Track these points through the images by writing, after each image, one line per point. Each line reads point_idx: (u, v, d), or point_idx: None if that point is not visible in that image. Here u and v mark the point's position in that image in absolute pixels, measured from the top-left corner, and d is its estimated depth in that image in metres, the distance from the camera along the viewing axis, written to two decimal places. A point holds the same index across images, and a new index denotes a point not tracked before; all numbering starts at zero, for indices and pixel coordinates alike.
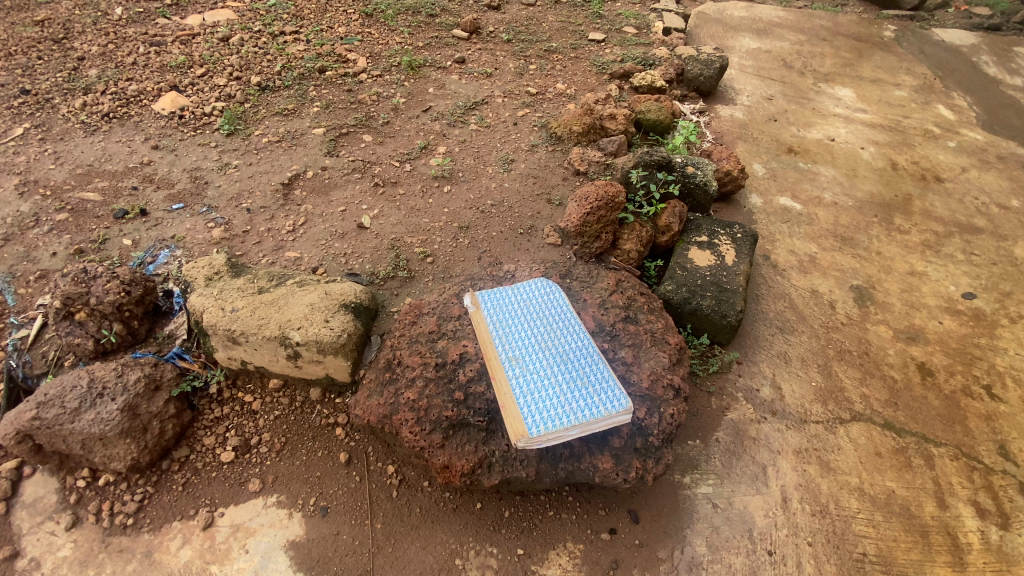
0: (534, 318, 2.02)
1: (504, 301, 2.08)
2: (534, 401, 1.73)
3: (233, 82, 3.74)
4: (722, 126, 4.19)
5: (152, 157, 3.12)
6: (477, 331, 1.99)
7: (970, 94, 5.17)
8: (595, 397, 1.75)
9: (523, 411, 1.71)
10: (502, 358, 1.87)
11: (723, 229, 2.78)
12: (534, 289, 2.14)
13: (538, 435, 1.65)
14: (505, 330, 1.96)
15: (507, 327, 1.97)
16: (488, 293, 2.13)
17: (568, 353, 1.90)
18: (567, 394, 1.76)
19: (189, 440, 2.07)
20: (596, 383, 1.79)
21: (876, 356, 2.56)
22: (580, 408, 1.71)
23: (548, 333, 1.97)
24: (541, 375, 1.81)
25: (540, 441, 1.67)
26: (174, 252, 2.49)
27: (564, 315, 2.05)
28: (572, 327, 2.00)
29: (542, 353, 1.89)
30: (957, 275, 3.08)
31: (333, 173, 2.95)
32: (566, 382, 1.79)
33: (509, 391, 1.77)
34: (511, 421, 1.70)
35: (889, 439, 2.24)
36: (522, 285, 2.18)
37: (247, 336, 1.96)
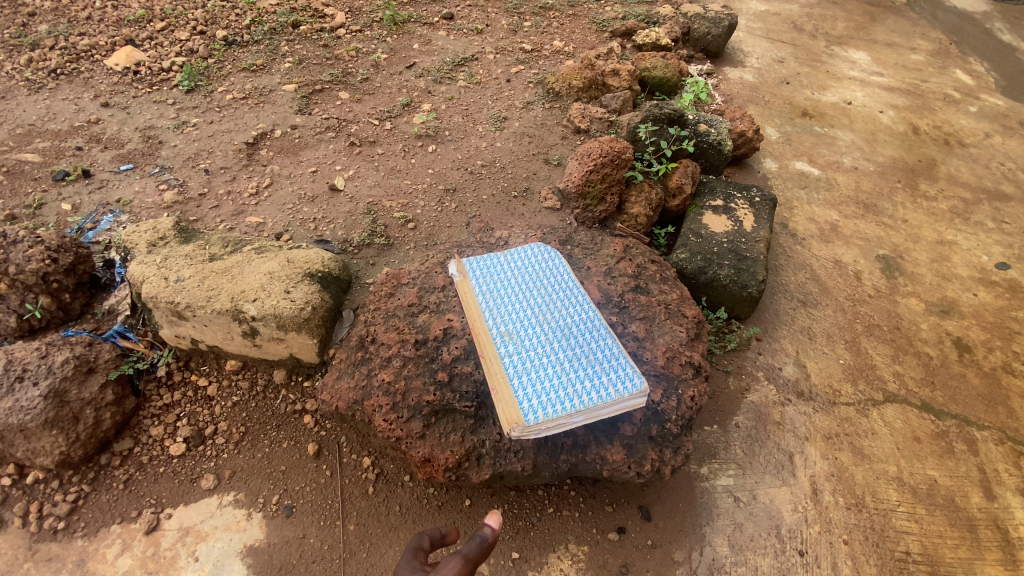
0: (529, 285, 1.75)
1: (493, 267, 1.80)
2: (531, 382, 1.47)
3: (197, 37, 3.38)
4: (731, 89, 3.89)
5: (101, 115, 2.78)
6: (462, 300, 1.72)
7: (987, 60, 4.90)
8: (603, 375, 1.49)
9: (517, 394, 1.45)
10: (492, 331, 1.60)
11: (740, 192, 2.51)
12: (530, 253, 1.87)
13: (536, 422, 1.39)
14: (495, 299, 1.69)
15: (497, 295, 1.70)
16: (474, 257, 1.86)
17: (570, 327, 1.63)
18: (572, 373, 1.49)
19: (133, 430, 1.80)
20: (604, 361, 1.53)
21: (908, 331, 2.32)
22: (585, 391, 1.45)
23: (546, 305, 1.69)
24: (538, 351, 1.55)
25: (538, 431, 1.40)
26: (118, 217, 2.17)
27: (566, 282, 1.78)
28: (574, 297, 1.73)
29: (540, 328, 1.61)
30: (989, 244, 2.83)
31: (303, 132, 2.64)
32: (568, 361, 1.53)
33: (502, 369, 1.51)
34: (503, 405, 1.44)
35: (928, 422, 2.00)
36: (514, 249, 1.92)
37: (194, 310, 1.67)
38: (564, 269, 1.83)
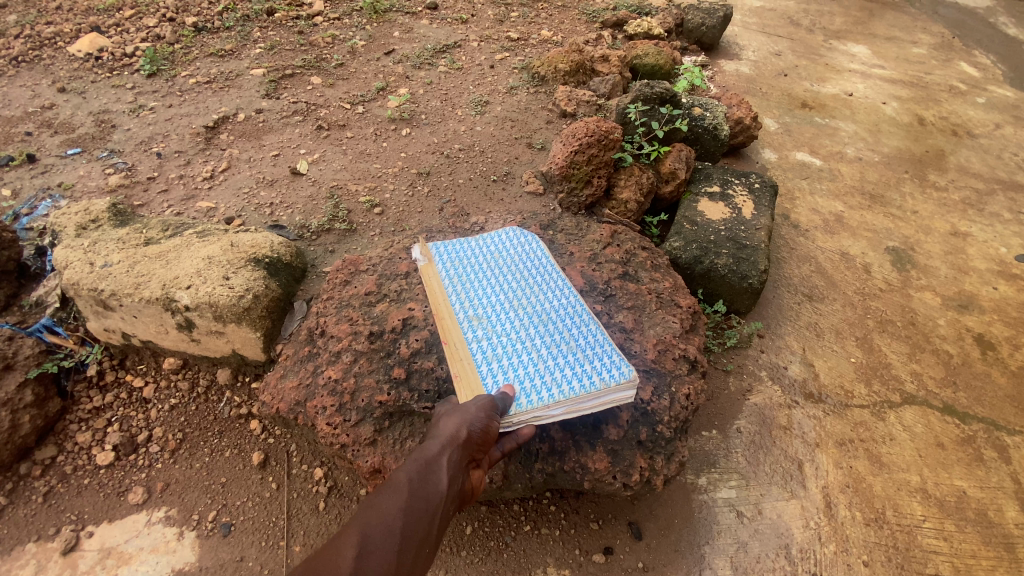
0: (503, 268, 1.56)
1: (464, 251, 1.61)
2: (503, 370, 1.26)
3: (165, 23, 3.21)
4: (726, 80, 3.74)
5: (55, 101, 2.60)
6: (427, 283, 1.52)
7: (992, 54, 4.74)
8: (587, 364, 1.28)
9: (486, 383, 1.23)
10: (460, 316, 1.41)
11: (737, 178, 2.33)
12: (506, 235, 1.69)
13: (508, 415, 1.16)
14: (464, 283, 1.50)
15: (467, 279, 1.51)
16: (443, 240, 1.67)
17: (548, 313, 1.43)
18: (550, 362, 1.29)
19: (58, 437, 1.58)
20: (586, 349, 1.33)
21: (924, 327, 2.12)
22: (565, 380, 1.24)
23: (522, 290, 1.50)
24: (511, 338, 1.35)
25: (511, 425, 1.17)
26: (57, 202, 1.97)
27: (545, 265, 1.59)
28: (553, 281, 1.53)
29: (515, 314, 1.42)
30: (1006, 235, 2.63)
31: (268, 116, 2.45)
32: (546, 349, 1.33)
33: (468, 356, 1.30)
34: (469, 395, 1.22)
35: (952, 426, 1.79)
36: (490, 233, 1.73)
37: (120, 299, 1.47)
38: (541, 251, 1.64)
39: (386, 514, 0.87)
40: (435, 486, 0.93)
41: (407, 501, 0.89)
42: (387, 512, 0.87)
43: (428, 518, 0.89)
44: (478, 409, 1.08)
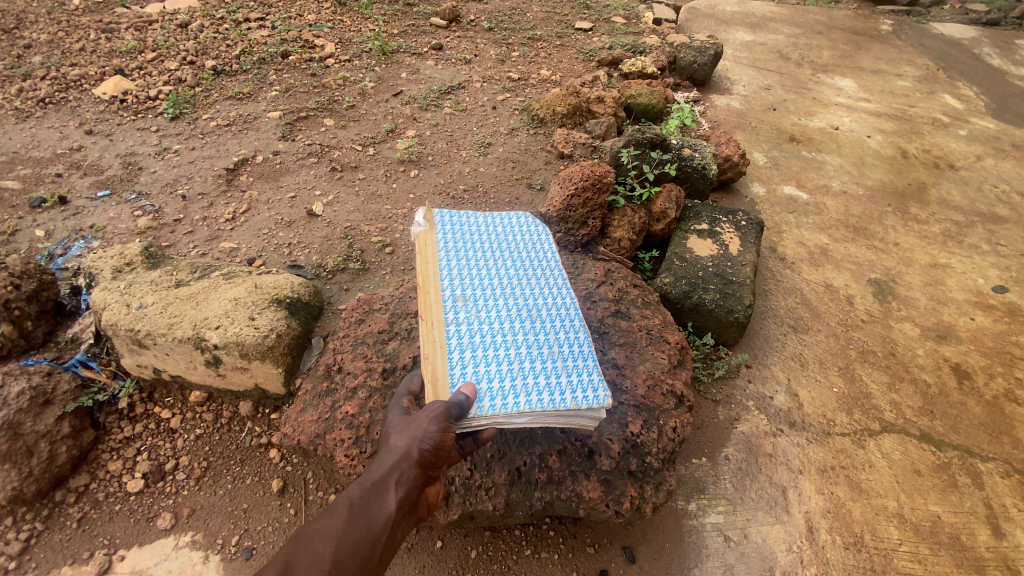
0: (499, 258, 1.67)
1: (463, 233, 1.71)
2: (474, 361, 1.35)
3: (186, 66, 3.41)
4: (718, 115, 3.92)
5: (83, 143, 2.76)
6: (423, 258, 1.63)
7: (975, 85, 4.92)
8: (565, 376, 1.36)
9: (453, 372, 1.33)
10: (447, 298, 1.51)
11: (725, 216, 2.47)
12: (512, 228, 1.80)
13: (469, 417, 1.24)
14: (458, 266, 1.60)
15: (462, 264, 1.61)
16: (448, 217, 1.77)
17: (536, 316, 1.52)
18: (526, 363, 1.37)
19: (91, 465, 1.70)
20: (564, 362, 1.41)
21: (904, 357, 2.23)
22: (535, 389, 1.31)
23: (515, 286, 1.59)
24: (491, 330, 1.44)
25: (471, 424, 1.25)
26: (89, 243, 2.12)
27: (544, 264, 1.70)
28: (549, 284, 1.63)
29: (502, 310, 1.51)
30: (985, 266, 2.75)
31: (285, 158, 2.62)
32: (524, 352, 1.41)
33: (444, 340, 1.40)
34: (436, 383, 1.32)
35: (929, 453, 1.90)
36: (498, 217, 1.84)
37: (155, 339, 1.60)
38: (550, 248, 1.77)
39: (327, 534, 0.98)
40: (378, 511, 1.03)
41: (347, 525, 1.00)
42: (328, 534, 0.98)
43: (367, 543, 1.00)
44: (432, 425, 1.14)
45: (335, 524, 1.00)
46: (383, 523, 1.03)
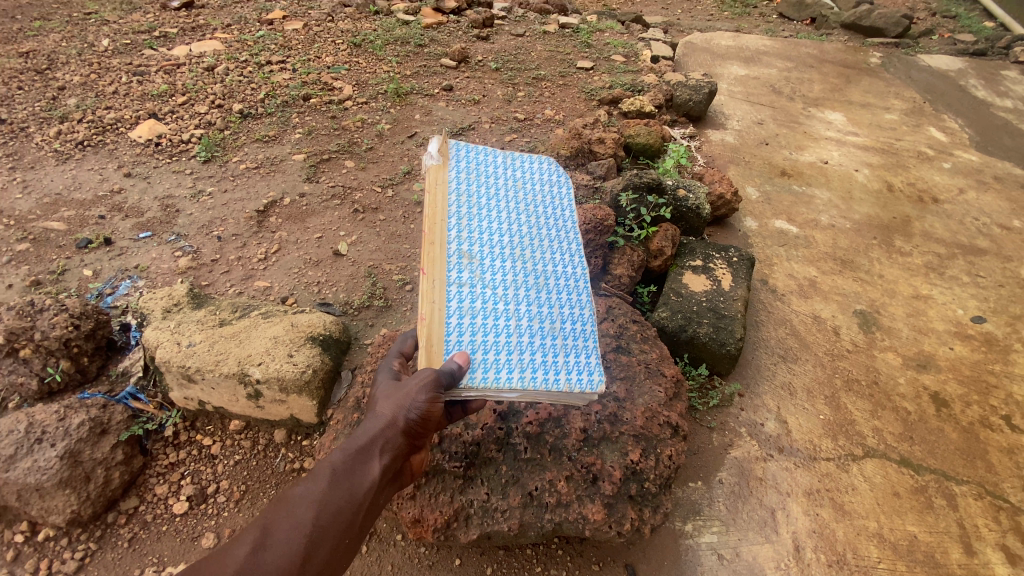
0: (509, 220, 1.77)
1: (475, 187, 1.79)
2: (472, 328, 1.48)
3: (214, 109, 3.64)
4: (713, 150, 4.15)
5: (122, 185, 2.96)
6: (432, 202, 1.69)
7: (961, 117, 5.14)
8: (563, 358, 1.52)
9: (449, 337, 1.45)
10: (453, 256, 1.61)
11: (718, 252, 2.67)
12: (526, 190, 1.90)
13: (460, 386, 1.38)
14: (467, 223, 1.69)
15: (472, 221, 1.70)
16: (460, 167, 1.83)
17: (539, 288, 1.65)
18: (525, 338, 1.52)
19: (139, 489, 1.87)
20: (563, 342, 1.56)
21: (886, 386, 2.40)
22: (531, 368, 1.46)
23: (521, 253, 1.71)
24: (495, 298, 1.57)
25: (461, 395, 1.39)
26: (136, 282, 2.32)
27: (557, 236, 1.82)
28: (555, 255, 1.76)
29: (505, 276, 1.63)
30: (964, 297, 2.93)
31: (311, 200, 2.84)
32: (524, 325, 1.55)
33: (446, 300, 1.51)
34: (430, 344, 1.43)
35: (908, 477, 2.05)
36: (514, 175, 1.92)
37: (203, 374, 1.79)
38: (567, 219, 1.89)
39: (312, 495, 1.18)
40: (360, 477, 1.23)
41: (331, 488, 1.20)
42: (311, 499, 1.18)
43: (347, 507, 1.19)
44: (417, 398, 1.30)
45: (318, 490, 1.19)
46: (363, 488, 1.23)
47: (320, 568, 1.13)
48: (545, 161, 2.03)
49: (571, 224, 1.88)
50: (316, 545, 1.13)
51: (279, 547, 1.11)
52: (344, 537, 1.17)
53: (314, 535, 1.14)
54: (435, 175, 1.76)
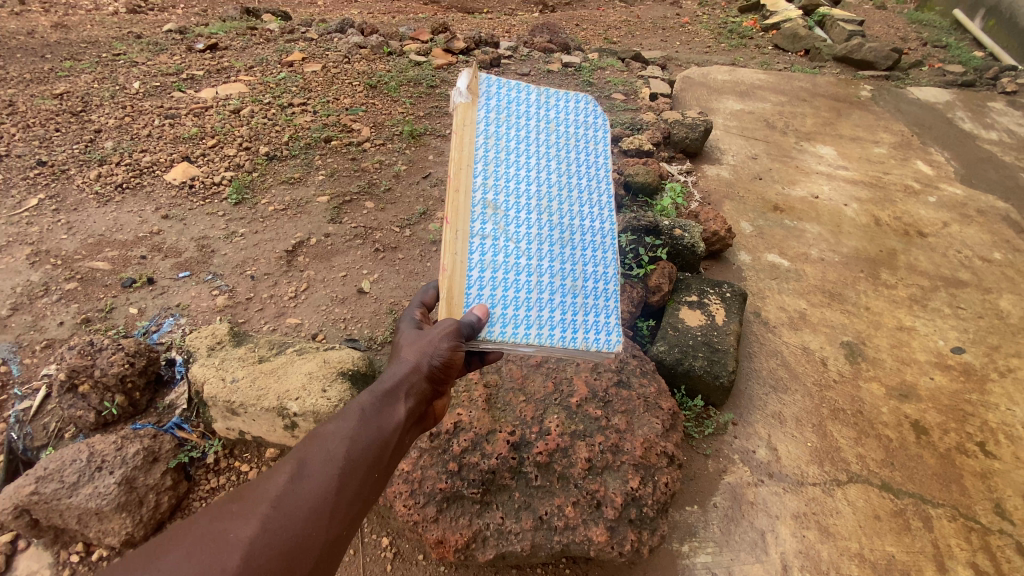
0: (539, 166, 1.67)
1: (504, 127, 1.67)
2: (492, 283, 1.48)
3: (242, 152, 3.89)
4: (709, 185, 4.38)
5: (161, 227, 3.20)
6: (459, 141, 1.59)
7: (947, 150, 5.37)
8: (583, 316, 1.54)
9: (469, 292, 1.46)
10: (478, 203, 1.56)
11: (713, 288, 2.87)
12: (559, 132, 1.76)
13: (479, 338, 1.43)
14: (494, 169, 1.61)
15: (498, 168, 1.62)
16: (489, 102, 1.69)
17: (566, 240, 1.62)
18: (545, 295, 1.52)
19: (184, 512, 2.06)
20: (585, 298, 1.55)
21: (870, 414, 2.57)
22: (550, 327, 1.48)
23: (549, 200, 1.65)
24: (517, 252, 1.54)
25: (479, 345, 1.44)
26: (178, 320, 2.56)
27: (589, 185, 1.71)
28: (585, 201, 1.68)
29: (531, 226, 1.60)
30: (945, 329, 3.13)
31: (335, 240, 3.11)
32: (548, 280, 1.54)
33: (468, 253, 1.50)
34: (451, 297, 1.45)
35: (888, 500, 2.23)
36: (547, 115, 1.77)
37: (246, 408, 2.01)
38: (602, 166, 1.76)
39: (344, 430, 1.28)
40: (389, 417, 1.35)
41: (361, 425, 1.31)
42: (343, 435, 1.27)
43: (377, 442, 1.30)
44: (440, 345, 1.42)
45: (350, 427, 1.29)
46: (391, 428, 1.34)
47: (353, 497, 1.21)
48: (581, 100, 1.85)
49: (604, 171, 1.75)
50: (349, 475, 1.22)
51: (316, 475, 1.18)
52: (374, 471, 1.27)
53: (348, 464, 1.23)
54: (462, 112, 1.64)
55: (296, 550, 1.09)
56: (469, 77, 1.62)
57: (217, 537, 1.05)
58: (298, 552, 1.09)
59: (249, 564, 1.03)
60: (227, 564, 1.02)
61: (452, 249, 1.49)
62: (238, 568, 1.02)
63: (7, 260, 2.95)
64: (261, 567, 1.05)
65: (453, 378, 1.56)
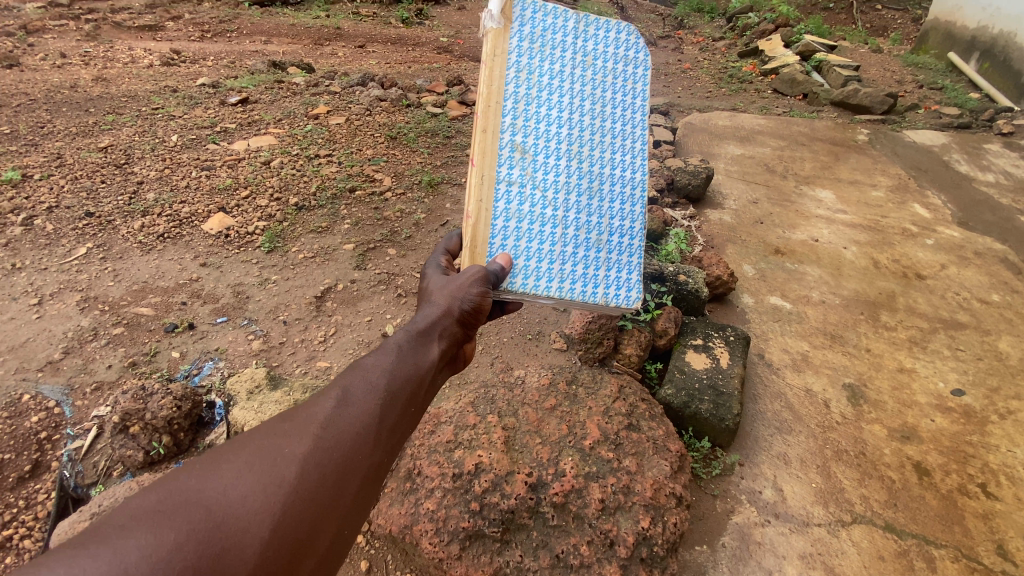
0: (571, 107, 1.77)
1: (538, 63, 1.74)
2: (516, 232, 1.68)
3: (274, 202, 4.17)
4: (712, 229, 4.59)
5: (199, 273, 3.45)
6: (489, 77, 1.71)
7: (944, 192, 5.55)
8: (604, 272, 1.76)
9: (493, 242, 1.67)
10: (506, 148, 1.71)
11: (717, 331, 3.02)
12: (596, 67, 1.81)
13: (505, 288, 1.66)
14: (524, 109, 1.72)
15: (529, 108, 1.72)
16: (523, 32, 1.74)
17: (594, 191, 1.78)
18: (568, 248, 1.72)
19: None
20: (608, 254, 1.77)
21: (873, 455, 2.67)
22: (572, 283, 1.71)
23: (579, 145, 1.77)
24: (543, 202, 1.72)
25: (502, 296, 1.67)
26: (217, 363, 2.80)
27: (622, 130, 1.81)
28: (617, 148, 1.80)
29: (558, 173, 1.75)
30: (944, 371, 3.24)
31: (361, 286, 3.36)
32: (572, 232, 1.74)
33: (494, 200, 1.69)
34: (475, 245, 1.66)
35: (892, 541, 2.31)
36: (586, 48, 1.81)
37: None
38: (636, 108, 1.83)
39: (383, 363, 1.36)
40: (424, 356, 1.45)
41: (399, 358, 1.40)
42: (382, 369, 1.35)
43: (414, 375, 1.39)
44: (470, 290, 1.56)
45: (388, 363, 1.37)
46: (424, 365, 1.43)
47: (393, 427, 1.27)
48: (625, 28, 1.87)
49: (638, 116, 1.83)
50: (390, 405, 1.29)
51: (360, 402, 1.25)
52: (410, 404, 1.34)
53: (389, 392, 1.31)
54: (495, 46, 1.72)
55: (346, 470, 1.15)
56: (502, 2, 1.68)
57: (271, 451, 1.10)
58: (348, 471, 1.15)
59: (304, 477, 1.09)
60: (285, 475, 1.07)
61: (479, 195, 1.68)
62: (294, 480, 1.07)
63: (59, 306, 3.19)
64: (315, 482, 1.10)
65: (477, 326, 1.67)
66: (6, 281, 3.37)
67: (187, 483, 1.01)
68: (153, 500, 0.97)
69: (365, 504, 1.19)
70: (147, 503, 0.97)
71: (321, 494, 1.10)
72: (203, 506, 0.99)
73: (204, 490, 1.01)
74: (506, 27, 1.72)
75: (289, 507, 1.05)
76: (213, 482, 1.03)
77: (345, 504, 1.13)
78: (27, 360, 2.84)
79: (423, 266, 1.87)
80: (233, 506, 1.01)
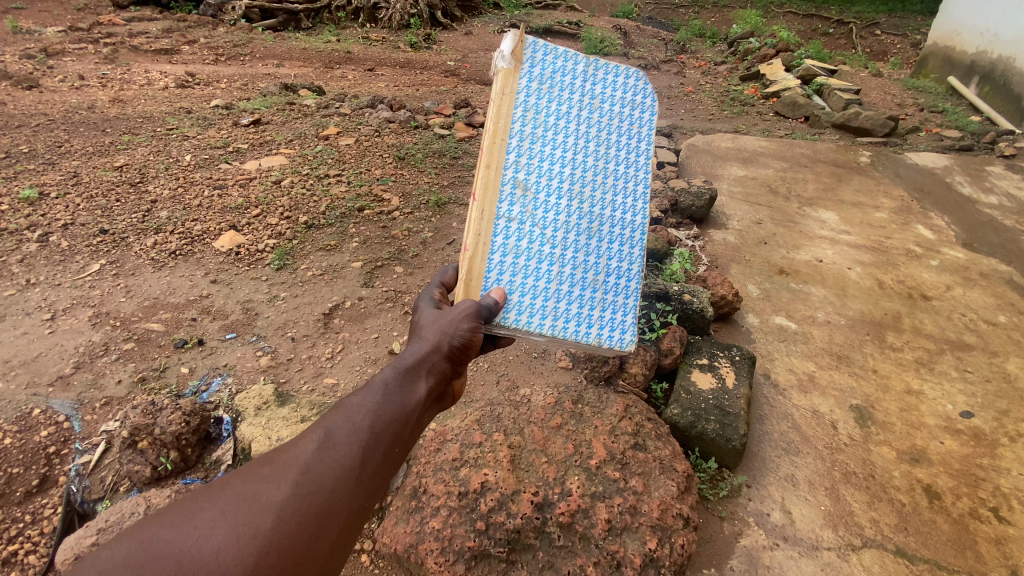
0: (574, 148, 1.83)
1: (545, 103, 1.80)
2: (512, 267, 1.71)
3: (284, 221, 4.24)
4: (715, 249, 4.62)
5: (210, 290, 3.50)
6: (496, 115, 1.76)
7: (948, 214, 5.57)
8: (597, 313, 1.78)
9: (488, 277, 1.70)
10: (509, 186, 1.75)
11: (723, 351, 3.02)
12: (602, 111, 1.88)
13: (498, 323, 1.68)
14: (529, 148, 1.77)
15: (534, 147, 1.78)
16: (533, 74, 1.80)
17: (593, 231, 1.81)
18: (564, 286, 1.75)
19: None
20: (604, 295, 1.80)
21: (882, 478, 2.65)
22: (566, 322, 1.73)
23: (581, 185, 1.82)
24: (542, 238, 1.76)
25: (495, 329, 1.68)
26: (225, 379, 2.82)
27: (625, 173, 1.86)
28: (619, 191, 1.85)
29: (558, 212, 1.79)
30: (953, 393, 3.22)
31: (368, 303, 3.40)
32: (569, 271, 1.77)
33: (493, 235, 1.72)
34: (470, 279, 1.69)
35: (903, 566, 2.28)
36: (593, 91, 1.88)
37: None
38: (639, 152, 1.89)
39: (370, 402, 1.37)
40: (412, 394, 1.46)
41: (387, 396, 1.40)
42: (367, 409, 1.35)
43: (400, 414, 1.39)
44: (460, 326, 1.59)
45: (373, 402, 1.37)
46: (411, 404, 1.43)
47: (374, 470, 1.28)
48: (632, 75, 1.93)
49: (642, 159, 1.89)
50: (373, 447, 1.29)
51: (342, 445, 1.26)
52: (395, 445, 1.34)
53: (374, 432, 1.32)
54: (505, 84, 1.77)
55: (323, 517, 1.16)
56: (514, 44, 1.74)
57: (248, 498, 1.12)
58: (325, 518, 1.17)
59: (280, 527, 1.10)
60: (260, 525, 1.09)
61: (478, 230, 1.71)
62: (269, 530, 1.09)
63: (71, 321, 3.24)
64: (290, 532, 1.11)
65: (465, 361, 1.68)
66: (20, 297, 3.43)
67: (162, 534, 1.05)
68: (125, 553, 1.01)
69: (343, 549, 1.20)
70: (119, 556, 1.00)
71: (296, 544, 1.11)
72: (176, 560, 1.02)
73: (177, 542, 1.04)
74: (516, 68, 1.78)
75: (263, 558, 1.06)
76: (186, 533, 1.05)
77: (320, 553, 1.14)
78: (38, 374, 2.87)
79: (418, 297, 1.89)
80: (205, 558, 1.03)
